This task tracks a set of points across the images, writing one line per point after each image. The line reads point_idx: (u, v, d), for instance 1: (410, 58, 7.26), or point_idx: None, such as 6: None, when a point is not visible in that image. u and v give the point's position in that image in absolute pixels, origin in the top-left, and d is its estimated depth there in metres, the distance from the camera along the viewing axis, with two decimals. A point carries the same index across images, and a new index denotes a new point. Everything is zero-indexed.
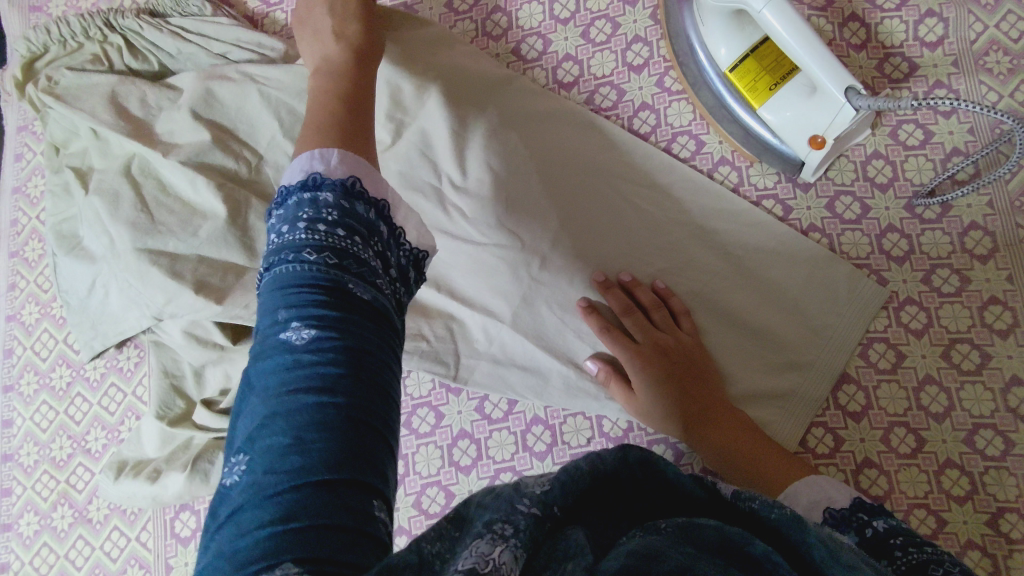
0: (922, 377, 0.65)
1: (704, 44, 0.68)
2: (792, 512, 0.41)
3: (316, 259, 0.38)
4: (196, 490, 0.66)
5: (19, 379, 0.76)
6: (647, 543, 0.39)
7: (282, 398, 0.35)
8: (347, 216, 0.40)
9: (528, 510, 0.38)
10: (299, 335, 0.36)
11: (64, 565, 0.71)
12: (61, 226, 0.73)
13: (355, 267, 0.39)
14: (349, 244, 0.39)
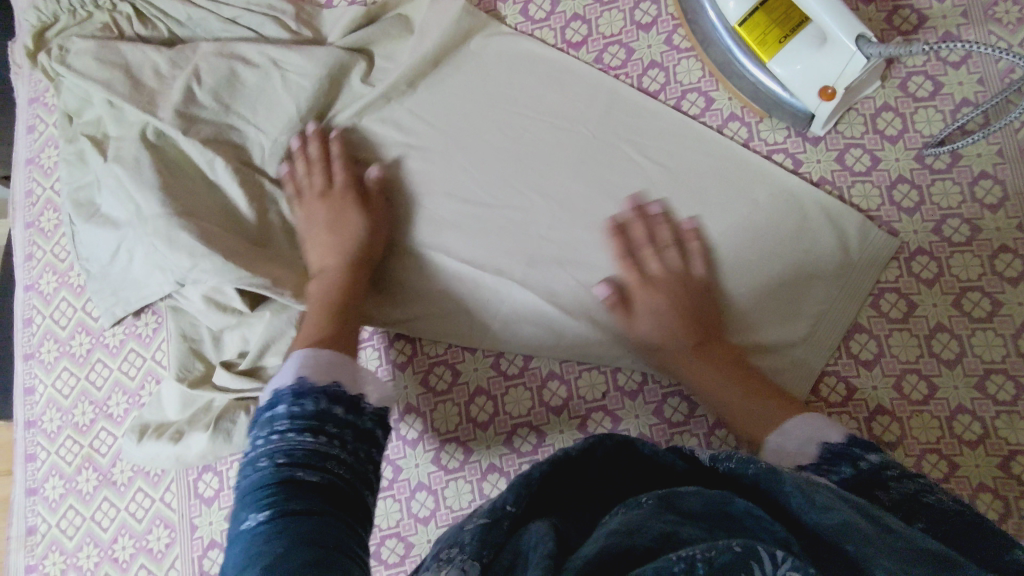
0: (933, 325, 0.66)
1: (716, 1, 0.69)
2: (766, 466, 0.43)
3: (267, 463, 0.47)
4: (218, 450, 0.67)
5: (40, 347, 0.77)
6: (629, 519, 0.39)
7: (262, 543, 0.42)
8: (297, 423, 0.50)
9: (477, 523, 0.41)
10: (258, 516, 0.44)
11: (91, 527, 0.72)
12: (76, 194, 0.73)
13: (301, 467, 0.47)
14: (298, 445, 0.48)
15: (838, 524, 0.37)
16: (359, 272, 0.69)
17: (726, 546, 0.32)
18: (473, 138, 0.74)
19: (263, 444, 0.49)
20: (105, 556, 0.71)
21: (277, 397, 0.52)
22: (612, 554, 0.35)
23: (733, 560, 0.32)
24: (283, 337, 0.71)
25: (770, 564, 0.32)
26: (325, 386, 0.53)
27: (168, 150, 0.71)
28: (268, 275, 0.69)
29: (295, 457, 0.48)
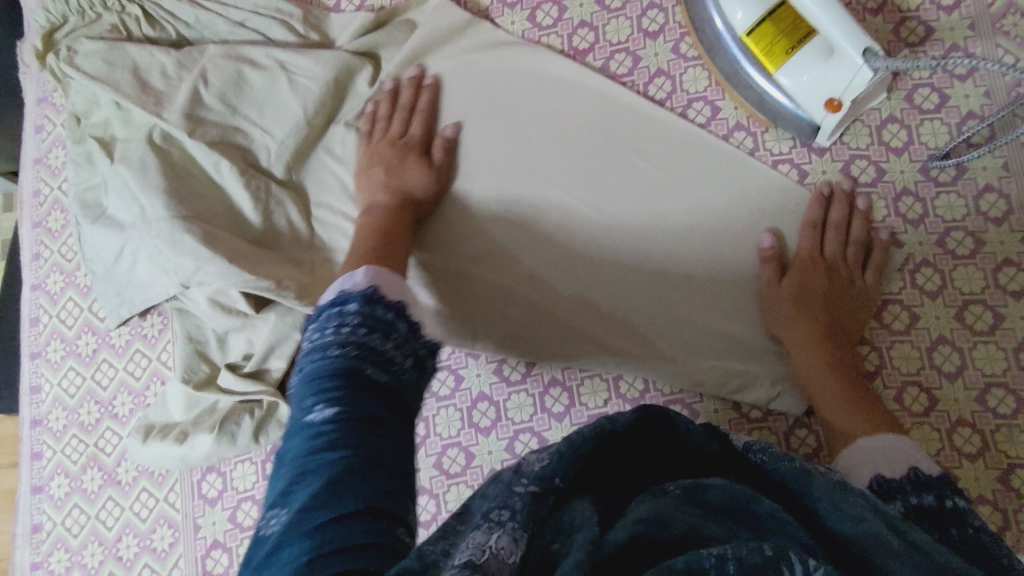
0: (935, 338, 0.66)
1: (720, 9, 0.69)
2: (798, 467, 0.44)
3: (340, 352, 0.42)
4: (223, 450, 0.68)
5: (46, 346, 0.77)
6: (653, 507, 0.39)
7: (306, 462, 0.38)
8: (370, 317, 0.45)
9: (526, 491, 0.39)
10: (323, 409, 0.39)
11: (95, 526, 0.73)
12: (83, 195, 0.74)
13: (374, 357, 0.43)
14: (372, 339, 0.43)
15: (865, 533, 0.38)
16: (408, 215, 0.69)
17: (758, 548, 0.32)
18: (478, 144, 0.75)
19: (317, 347, 0.43)
20: (109, 554, 0.72)
21: (346, 297, 0.46)
22: (641, 546, 0.35)
23: (761, 562, 0.31)
24: (286, 340, 0.71)
25: (800, 566, 0.31)
26: (371, 293, 0.47)
27: (175, 153, 0.71)
28: (271, 276, 0.69)
29: (359, 352, 0.42)
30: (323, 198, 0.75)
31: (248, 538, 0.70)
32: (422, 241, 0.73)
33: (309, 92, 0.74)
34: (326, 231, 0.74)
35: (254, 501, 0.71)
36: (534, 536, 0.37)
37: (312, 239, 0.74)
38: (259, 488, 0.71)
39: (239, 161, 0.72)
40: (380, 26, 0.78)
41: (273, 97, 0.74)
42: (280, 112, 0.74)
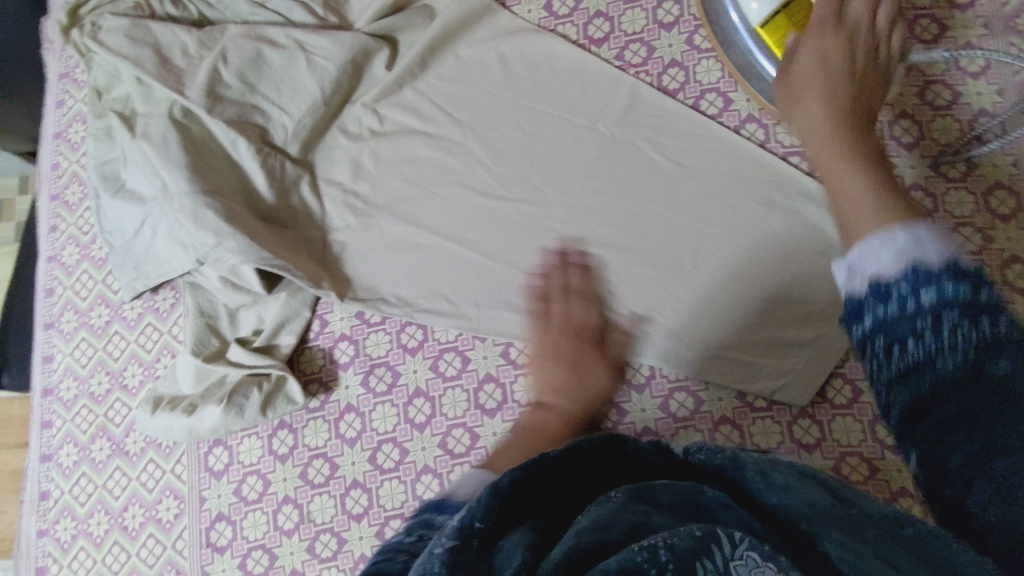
0: None
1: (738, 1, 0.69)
2: (729, 454, 0.46)
3: None
4: (231, 423, 0.69)
5: (60, 317, 0.79)
6: (596, 513, 0.39)
7: None
8: None
9: (444, 546, 0.35)
10: None
11: (102, 495, 0.73)
12: (102, 168, 0.75)
13: None
14: None
15: (806, 504, 0.40)
16: (580, 420, 0.66)
17: (687, 533, 0.34)
18: (490, 130, 0.75)
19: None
20: (115, 523, 0.73)
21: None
22: (586, 549, 0.35)
23: (691, 546, 0.33)
24: (296, 317, 0.73)
25: (730, 544, 0.34)
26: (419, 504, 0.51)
27: (194, 129, 0.72)
28: (287, 257, 0.70)
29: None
30: (337, 178, 0.76)
31: (252, 511, 0.71)
32: (428, 222, 0.74)
33: (327, 73, 0.75)
34: (338, 210, 0.75)
35: (259, 475, 0.71)
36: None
37: (323, 218, 0.75)
38: (264, 462, 0.72)
39: (256, 139, 0.73)
40: (398, 10, 0.79)
41: (292, 78, 0.75)
42: (298, 93, 0.75)
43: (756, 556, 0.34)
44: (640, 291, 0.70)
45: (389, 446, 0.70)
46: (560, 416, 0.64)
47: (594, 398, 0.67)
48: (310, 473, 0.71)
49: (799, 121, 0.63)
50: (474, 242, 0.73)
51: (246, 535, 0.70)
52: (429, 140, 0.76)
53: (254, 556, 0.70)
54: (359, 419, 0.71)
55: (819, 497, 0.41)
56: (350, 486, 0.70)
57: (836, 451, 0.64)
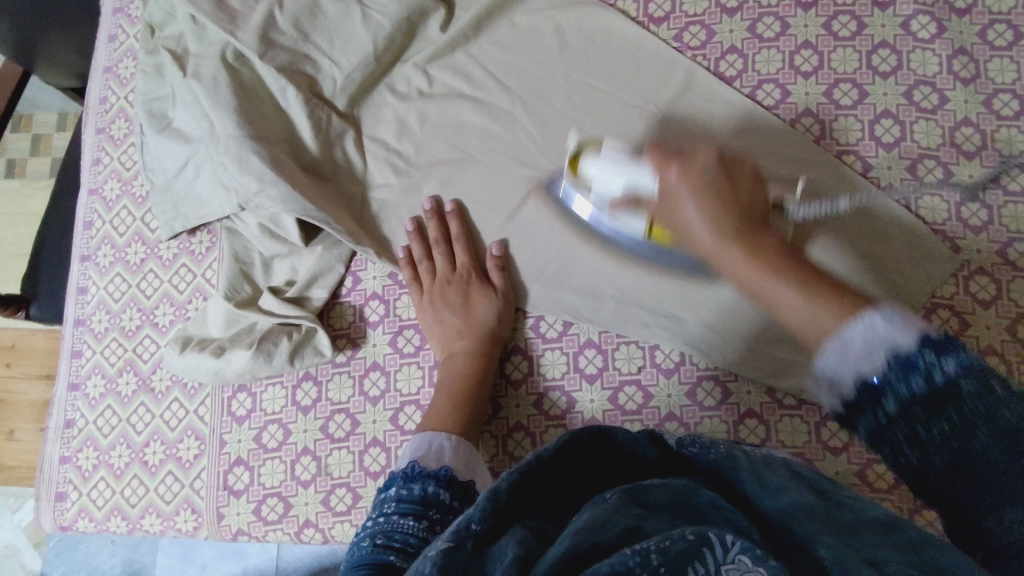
0: (983, 348, 0.64)
1: (589, 181, 0.67)
2: (724, 453, 0.48)
3: (368, 542, 0.46)
4: (258, 369, 0.69)
5: (96, 251, 0.79)
6: (594, 514, 0.39)
7: None
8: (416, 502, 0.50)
9: (438, 549, 0.36)
10: None
11: (125, 429, 0.74)
12: (150, 105, 0.75)
13: (402, 542, 0.46)
14: (403, 523, 0.48)
15: (791, 505, 0.40)
16: (489, 358, 0.69)
17: (680, 535, 0.33)
18: (539, 101, 0.74)
19: (370, 525, 0.49)
20: (136, 458, 0.74)
21: (391, 480, 0.54)
22: (580, 551, 0.35)
23: (684, 548, 0.32)
24: (330, 272, 0.73)
25: (721, 547, 0.32)
26: (434, 471, 0.54)
27: (245, 74, 0.72)
28: (327, 209, 0.69)
29: (394, 540, 0.46)
30: (382, 137, 0.76)
31: (270, 459, 0.71)
32: (471, 188, 0.73)
33: (382, 30, 0.74)
34: (380, 169, 0.75)
35: (280, 424, 0.72)
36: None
37: (365, 175, 0.75)
38: (287, 412, 0.72)
39: (304, 89, 0.73)
40: None
41: (346, 31, 0.74)
42: (351, 47, 0.74)
43: (748, 560, 0.32)
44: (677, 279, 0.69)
45: (411, 408, 0.70)
46: (467, 360, 0.68)
47: (487, 338, 0.69)
48: (331, 427, 0.71)
49: (686, 228, 0.59)
50: (513, 213, 0.73)
51: (263, 482, 0.71)
52: (476, 106, 0.75)
53: (269, 504, 0.70)
54: (383, 378, 0.71)
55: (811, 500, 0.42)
56: (369, 444, 0.70)
57: (863, 457, 0.64)
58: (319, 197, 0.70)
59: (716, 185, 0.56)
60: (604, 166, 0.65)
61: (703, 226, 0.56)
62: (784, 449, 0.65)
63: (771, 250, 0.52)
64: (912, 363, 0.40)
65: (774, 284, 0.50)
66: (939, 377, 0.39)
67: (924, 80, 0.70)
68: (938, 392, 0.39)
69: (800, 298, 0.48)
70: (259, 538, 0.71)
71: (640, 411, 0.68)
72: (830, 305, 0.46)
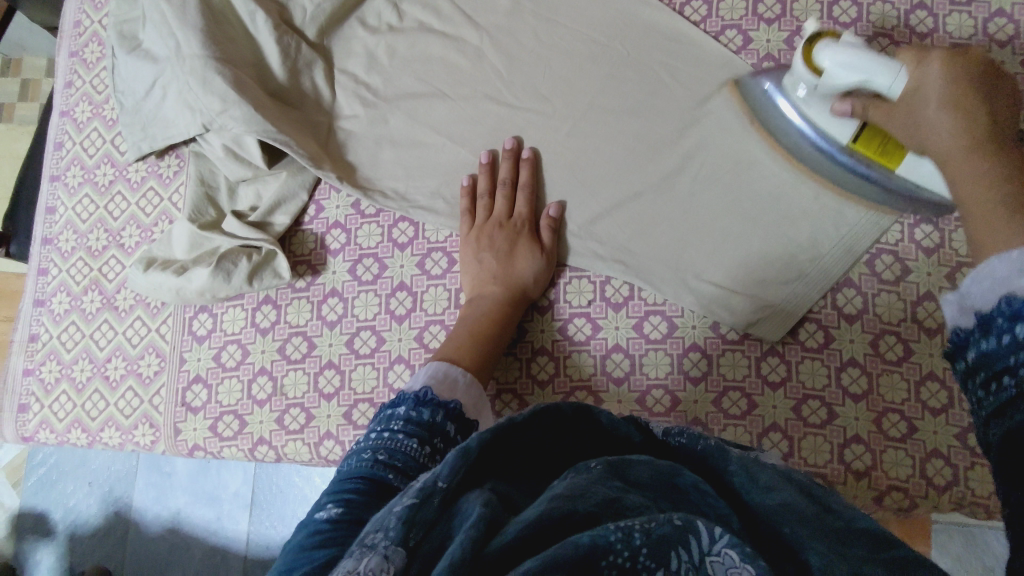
0: (922, 293, 0.66)
1: (823, 71, 0.61)
2: (715, 443, 0.46)
3: (368, 457, 0.48)
4: (218, 287, 0.70)
5: (66, 172, 0.80)
6: (574, 483, 0.39)
7: (300, 556, 0.40)
8: (418, 425, 0.51)
9: (403, 504, 0.38)
10: (330, 509, 0.43)
11: (89, 345, 0.76)
12: (121, 26, 0.76)
13: (399, 463, 0.47)
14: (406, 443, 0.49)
15: (780, 506, 0.40)
16: (515, 310, 0.69)
17: (667, 520, 0.34)
18: (506, 37, 0.76)
19: (371, 439, 0.50)
20: (98, 373, 0.75)
21: (401, 399, 0.55)
22: (556, 516, 0.35)
23: (669, 533, 0.33)
24: (294, 199, 0.75)
25: (708, 539, 0.33)
26: (443, 403, 0.55)
27: None
28: (291, 133, 0.71)
29: (394, 459, 0.48)
30: (352, 69, 0.77)
31: (228, 378, 0.73)
32: (436, 122, 0.75)
33: None
34: (348, 100, 0.76)
35: (239, 343, 0.74)
36: (415, 546, 0.36)
37: (333, 106, 0.76)
38: (246, 333, 0.74)
39: (274, 15, 0.73)
40: None
41: None
42: None
43: (735, 556, 0.32)
44: (628, 212, 0.71)
45: (367, 333, 0.72)
46: (495, 305, 0.68)
47: (520, 292, 0.69)
48: (288, 349, 0.73)
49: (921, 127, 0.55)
50: (476, 147, 0.74)
51: (220, 400, 0.73)
52: (446, 41, 0.76)
53: (225, 421, 0.72)
54: (341, 303, 0.73)
55: (801, 501, 0.41)
56: (325, 366, 0.72)
57: (799, 392, 0.66)
58: (283, 122, 0.71)
59: (975, 85, 0.51)
60: (850, 52, 0.59)
61: (946, 126, 0.52)
62: (724, 383, 0.67)
63: (1010, 150, 0.48)
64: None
65: (970, 175, 0.47)
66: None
67: (882, 32, 0.71)
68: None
69: (1001, 199, 0.43)
70: (215, 454, 0.73)
71: (589, 342, 0.70)
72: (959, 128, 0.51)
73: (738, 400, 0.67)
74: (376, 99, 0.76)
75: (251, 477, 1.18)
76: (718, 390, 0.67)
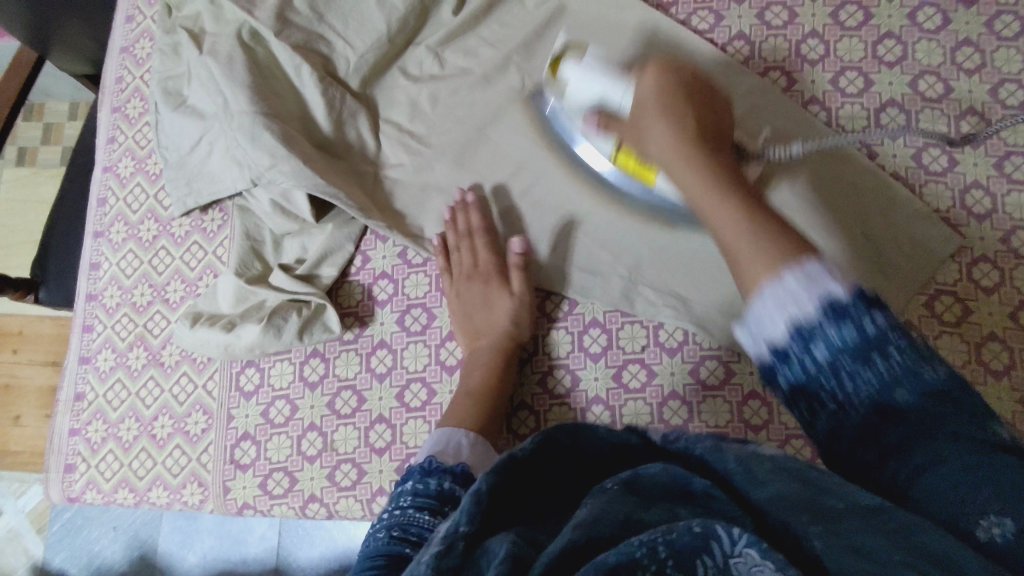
0: (986, 333, 0.64)
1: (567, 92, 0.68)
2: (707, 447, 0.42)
3: (383, 534, 0.44)
4: (268, 343, 0.70)
5: (110, 227, 0.80)
6: (590, 510, 0.35)
7: None
8: (431, 495, 0.48)
9: (429, 554, 0.34)
10: None
11: (134, 402, 0.75)
12: (165, 83, 0.76)
13: (415, 535, 0.43)
14: (418, 516, 0.45)
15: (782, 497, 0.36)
16: (512, 355, 0.69)
17: (686, 528, 0.31)
18: (549, 83, 0.75)
19: (385, 517, 0.46)
20: (144, 431, 0.75)
21: (409, 473, 0.51)
22: (580, 544, 0.32)
23: (690, 543, 0.30)
24: (339, 251, 0.74)
25: (728, 542, 0.30)
26: (451, 467, 0.52)
27: (260, 53, 0.73)
28: (339, 186, 0.71)
29: (410, 532, 0.44)
30: (395, 118, 0.77)
31: (277, 434, 0.72)
32: (481, 168, 0.75)
33: (395, 12, 0.75)
34: (393, 149, 0.76)
35: (288, 399, 0.73)
36: None
37: (377, 156, 0.76)
38: (294, 388, 0.73)
39: (319, 68, 0.74)
40: None
41: (360, 12, 0.75)
42: (365, 29, 0.75)
43: (756, 554, 0.30)
44: (673, 251, 0.70)
45: (418, 385, 0.71)
46: (493, 354, 0.68)
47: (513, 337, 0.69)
48: (337, 403, 0.72)
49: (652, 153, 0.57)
50: (521, 192, 0.74)
51: (269, 457, 0.72)
52: (490, 88, 0.76)
53: (275, 478, 0.71)
54: (390, 355, 0.72)
55: (797, 486, 0.37)
56: (375, 420, 0.71)
57: None
58: (328, 174, 0.70)
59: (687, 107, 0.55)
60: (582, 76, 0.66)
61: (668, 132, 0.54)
62: (785, 430, 0.66)
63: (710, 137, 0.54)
64: (844, 312, 0.38)
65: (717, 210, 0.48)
66: (869, 327, 0.38)
67: (929, 70, 0.71)
68: (870, 342, 0.39)
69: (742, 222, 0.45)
70: (264, 511, 0.72)
71: (644, 389, 0.69)
72: (773, 236, 0.43)
73: (801, 446, 0.65)
74: (419, 148, 0.76)
75: (277, 519, 1.16)
76: (780, 439, 0.65)
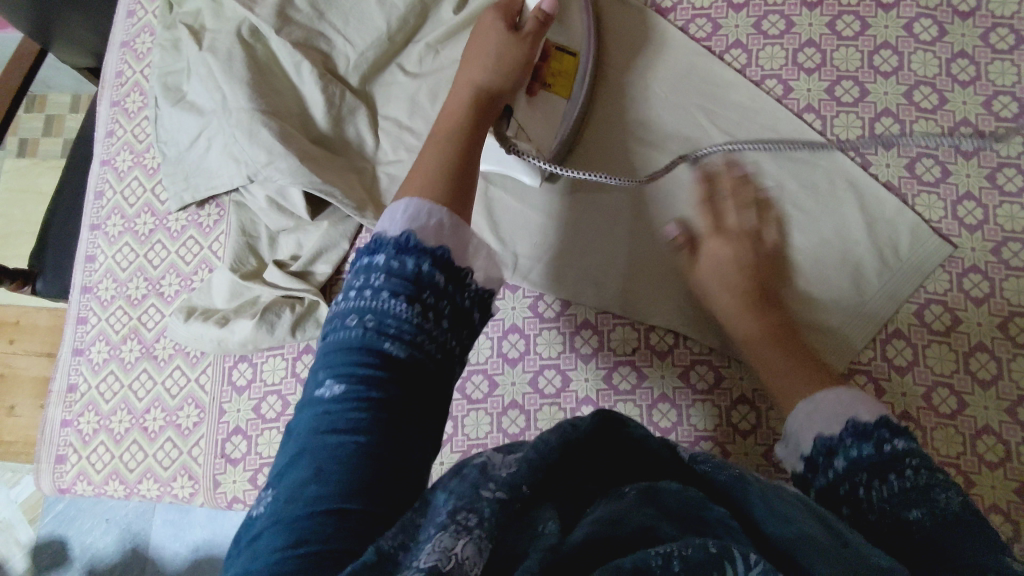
0: (974, 343, 0.64)
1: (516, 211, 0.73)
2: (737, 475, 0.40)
3: (356, 323, 0.41)
4: (260, 338, 0.70)
5: (106, 220, 0.81)
6: (606, 512, 0.36)
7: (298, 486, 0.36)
8: (408, 271, 0.42)
9: (492, 495, 0.35)
10: (331, 391, 0.39)
11: (127, 394, 0.76)
12: (164, 78, 0.77)
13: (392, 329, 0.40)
14: (394, 304, 0.41)
15: (799, 534, 0.36)
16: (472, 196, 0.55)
17: (701, 545, 0.30)
18: None
19: (358, 285, 0.42)
20: (136, 423, 0.75)
21: (379, 241, 0.44)
22: (596, 542, 0.33)
23: (703, 559, 0.30)
24: (334, 248, 0.74)
25: (743, 566, 0.30)
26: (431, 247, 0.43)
27: (259, 50, 0.74)
28: (335, 183, 0.71)
29: (385, 324, 0.40)
30: (394, 114, 0.76)
31: (267, 429, 0.72)
32: None
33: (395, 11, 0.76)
34: (391, 145, 0.76)
35: (279, 395, 0.72)
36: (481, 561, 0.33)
37: (375, 153, 0.76)
38: (286, 384, 0.72)
39: (318, 65, 0.74)
40: None
41: (360, 10, 0.76)
42: (364, 28, 0.76)
43: None
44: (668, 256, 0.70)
45: None
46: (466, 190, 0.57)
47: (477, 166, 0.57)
48: None
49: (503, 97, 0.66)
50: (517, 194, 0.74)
51: (259, 452, 0.71)
52: None
53: (264, 473, 0.71)
54: None
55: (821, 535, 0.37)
56: None
57: None
58: (324, 171, 0.71)
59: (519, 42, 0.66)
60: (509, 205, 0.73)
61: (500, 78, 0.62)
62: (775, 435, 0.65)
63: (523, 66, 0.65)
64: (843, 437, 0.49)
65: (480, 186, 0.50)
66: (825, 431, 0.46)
67: (924, 81, 0.71)
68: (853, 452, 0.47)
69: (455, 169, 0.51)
70: None
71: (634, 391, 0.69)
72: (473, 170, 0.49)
73: None
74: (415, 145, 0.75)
75: None
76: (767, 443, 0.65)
